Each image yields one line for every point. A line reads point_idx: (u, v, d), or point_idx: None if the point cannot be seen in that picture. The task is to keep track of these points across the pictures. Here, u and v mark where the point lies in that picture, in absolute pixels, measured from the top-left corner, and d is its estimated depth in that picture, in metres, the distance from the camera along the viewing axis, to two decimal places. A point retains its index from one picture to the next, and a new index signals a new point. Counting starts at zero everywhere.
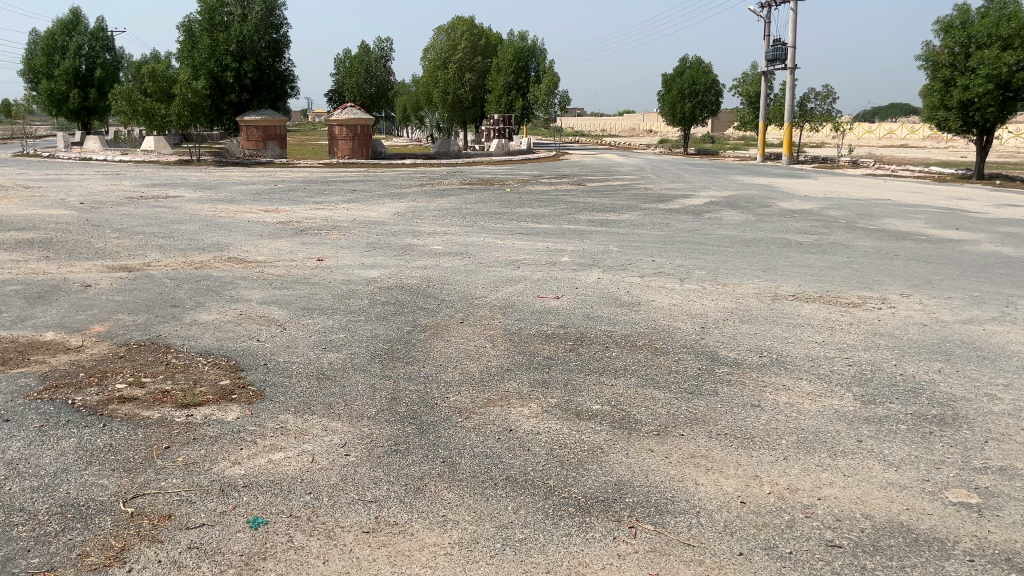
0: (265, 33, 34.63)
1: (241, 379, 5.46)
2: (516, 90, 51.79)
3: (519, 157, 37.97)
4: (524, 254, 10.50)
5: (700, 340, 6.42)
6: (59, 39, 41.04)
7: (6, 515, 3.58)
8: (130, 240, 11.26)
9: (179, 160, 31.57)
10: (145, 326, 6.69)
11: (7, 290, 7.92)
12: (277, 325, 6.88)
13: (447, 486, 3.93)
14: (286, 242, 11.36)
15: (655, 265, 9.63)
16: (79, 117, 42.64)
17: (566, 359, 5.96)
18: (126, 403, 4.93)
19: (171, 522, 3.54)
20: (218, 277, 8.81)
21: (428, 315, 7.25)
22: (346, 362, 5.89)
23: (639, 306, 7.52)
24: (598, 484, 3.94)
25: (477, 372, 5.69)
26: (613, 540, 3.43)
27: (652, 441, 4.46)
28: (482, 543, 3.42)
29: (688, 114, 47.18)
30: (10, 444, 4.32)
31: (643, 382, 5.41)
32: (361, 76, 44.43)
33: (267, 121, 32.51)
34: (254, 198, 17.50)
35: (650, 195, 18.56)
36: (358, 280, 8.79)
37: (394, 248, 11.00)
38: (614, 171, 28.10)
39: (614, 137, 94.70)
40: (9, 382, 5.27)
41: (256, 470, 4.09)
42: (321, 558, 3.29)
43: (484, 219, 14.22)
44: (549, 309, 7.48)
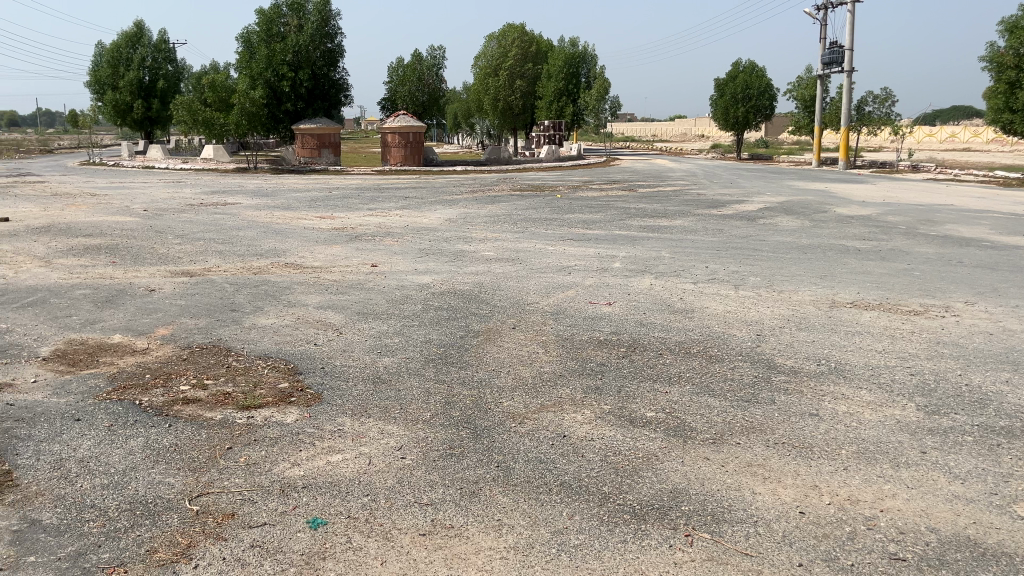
0: (321, 43, 35.32)
1: (299, 382, 5.57)
2: (567, 95, 51.71)
3: (570, 163, 37.92)
4: (575, 260, 10.51)
5: (755, 347, 6.35)
6: (124, 51, 42.49)
7: (78, 511, 3.71)
8: (191, 245, 11.59)
9: (237, 168, 32.34)
10: (207, 330, 6.88)
11: (78, 294, 8.22)
12: (334, 329, 7.01)
13: (502, 490, 3.96)
14: (341, 248, 11.55)
15: (708, 271, 9.54)
16: (143, 127, 43.94)
17: (619, 366, 5.94)
18: (190, 404, 5.08)
19: (234, 521, 3.63)
20: (276, 282, 9.02)
21: (482, 320, 7.32)
22: (401, 366, 5.97)
23: (692, 313, 7.46)
24: (653, 491, 3.93)
25: (529, 377, 5.71)
26: (669, 548, 3.41)
27: (708, 449, 4.42)
28: (537, 548, 3.43)
29: (741, 118, 46.60)
30: (81, 442, 4.49)
31: (698, 390, 5.36)
32: (413, 84, 44.96)
33: (322, 129, 33.14)
34: (310, 204, 17.87)
35: (702, 201, 18.39)
36: (412, 285, 8.90)
37: (446, 254, 11.09)
38: (666, 176, 27.88)
39: (664, 143, 93.89)
40: (80, 383, 5.48)
41: (315, 471, 4.18)
42: (378, 559, 3.34)
43: (534, 225, 14.26)
44: (601, 315, 7.47)
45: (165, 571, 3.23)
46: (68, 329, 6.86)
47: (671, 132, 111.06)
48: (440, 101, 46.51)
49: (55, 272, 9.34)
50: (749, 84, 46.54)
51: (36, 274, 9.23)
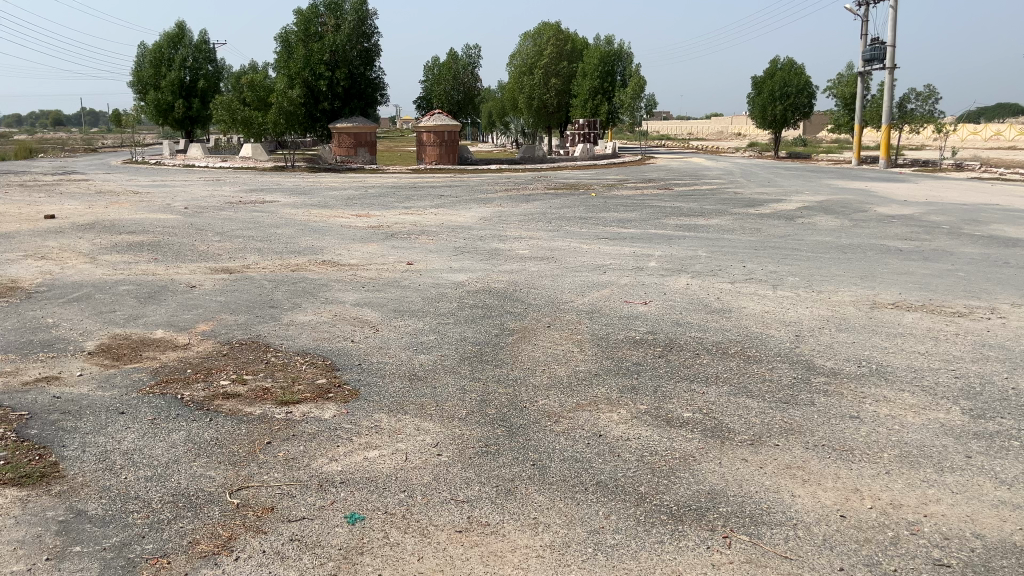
0: (357, 43, 35.62)
1: (336, 378, 5.63)
2: (602, 94, 51.48)
3: (605, 162, 37.77)
4: (610, 259, 10.48)
5: (794, 348, 6.26)
6: (166, 51, 43.26)
7: (122, 502, 3.79)
8: (231, 242, 11.77)
9: (275, 166, 32.75)
10: (246, 326, 6.98)
11: (121, 290, 8.39)
12: (371, 326, 7.07)
13: (538, 489, 3.96)
14: (377, 246, 11.63)
15: (746, 271, 9.45)
16: (184, 126, 44.65)
17: (655, 365, 5.91)
18: (230, 399, 5.15)
19: (274, 515, 3.68)
20: (313, 280, 9.11)
21: (516, 319, 7.32)
22: (436, 363, 6.00)
23: (730, 313, 7.38)
24: (690, 492, 3.90)
25: (565, 376, 5.71)
26: (706, 550, 3.38)
27: (747, 450, 4.37)
28: (574, 547, 3.42)
29: (779, 116, 46.02)
30: (125, 435, 4.58)
31: (736, 391, 5.31)
32: (449, 83, 45.16)
33: (359, 128, 33.42)
34: (346, 202, 18.04)
35: (739, 200, 18.20)
36: (447, 283, 8.93)
37: (481, 252, 11.12)
38: (702, 175, 27.62)
39: (700, 141, 93.12)
40: (124, 376, 5.59)
41: (353, 466, 4.21)
42: (415, 555, 3.36)
43: (569, 224, 14.23)
44: (636, 314, 7.43)
45: (207, 562, 3.29)
46: (112, 324, 7.00)
47: (707, 130, 110.09)
48: (475, 99, 46.62)
49: (101, 269, 9.55)
50: (787, 81, 45.96)
51: (82, 270, 9.45)
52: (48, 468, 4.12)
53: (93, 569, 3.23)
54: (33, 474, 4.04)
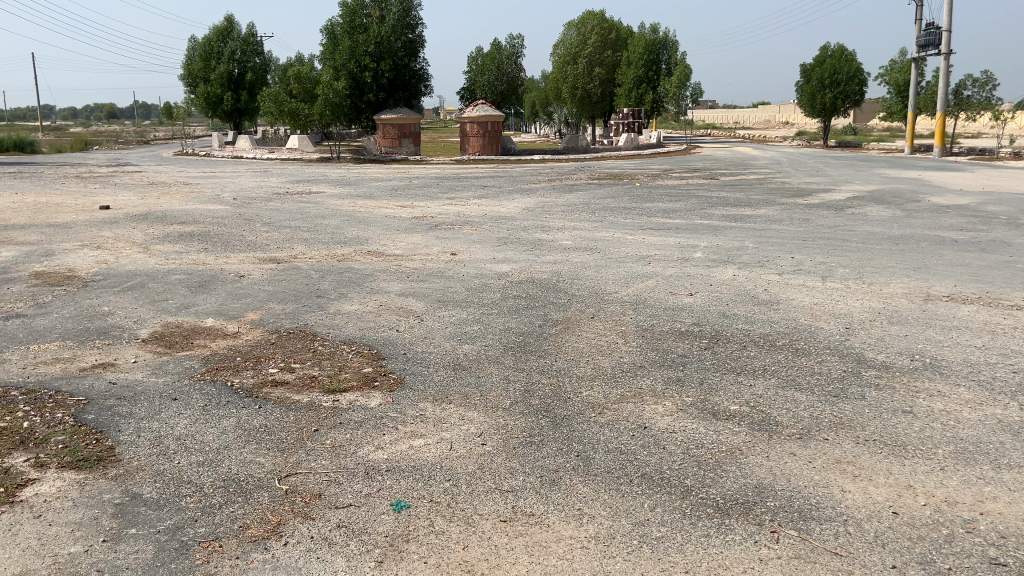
0: (402, 33, 35.74)
1: (382, 367, 5.68)
2: (646, 83, 50.92)
3: (649, 151, 37.40)
4: (655, 250, 10.38)
5: (845, 341, 6.14)
6: (215, 45, 43.91)
7: (176, 486, 3.89)
8: (278, 233, 11.95)
9: (320, 158, 33.13)
10: (294, 315, 7.08)
11: (172, 279, 8.57)
12: (415, 316, 7.12)
13: (582, 480, 3.95)
14: (421, 236, 11.71)
15: (794, 262, 9.29)
16: (232, 118, 45.34)
17: (702, 357, 5.85)
18: (278, 387, 5.24)
19: (321, 502, 3.74)
20: (359, 270, 9.19)
21: (560, 309, 7.31)
22: (480, 353, 6.01)
23: (778, 305, 7.26)
24: (737, 486, 3.85)
25: (609, 367, 5.67)
26: (754, 544, 3.34)
27: (795, 444, 4.30)
28: (618, 539, 3.41)
29: (829, 104, 45.03)
30: (178, 420, 4.69)
31: (784, 384, 5.23)
32: (492, 73, 45.15)
33: (403, 119, 33.63)
34: (391, 193, 18.17)
35: (787, 190, 17.89)
36: (491, 274, 8.94)
37: (525, 242, 11.11)
38: (749, 165, 27.19)
39: (746, 130, 91.76)
40: (177, 364, 5.72)
41: (399, 454, 4.25)
42: (460, 543, 3.38)
43: (613, 214, 14.12)
44: (682, 306, 7.35)
45: (257, 547, 3.35)
46: (165, 312, 7.17)
47: (755, 119, 108.30)
48: (519, 90, 46.52)
49: (153, 258, 9.77)
50: (837, 68, 44.93)
51: (135, 259, 9.68)
52: (105, 452, 4.24)
53: (148, 550, 3.32)
54: (90, 457, 4.16)
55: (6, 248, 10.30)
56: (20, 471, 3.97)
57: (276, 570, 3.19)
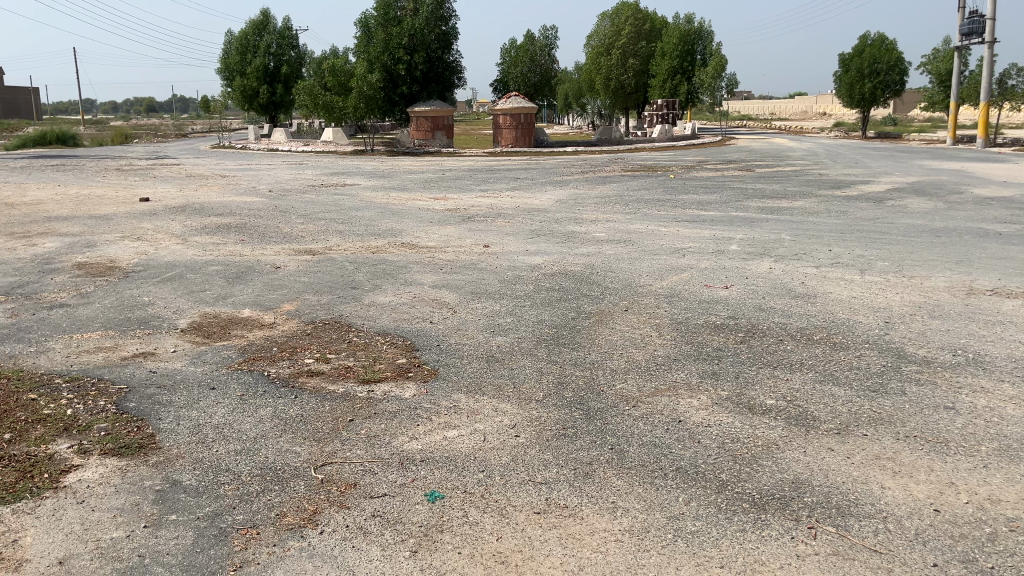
0: (435, 26, 35.76)
1: (416, 359, 5.71)
2: (681, 74, 50.43)
3: (683, 143, 37.06)
4: (690, 242, 10.29)
5: (884, 335, 6.03)
6: (251, 38, 44.39)
7: (214, 473, 3.95)
8: (313, 225, 12.06)
9: (355, 150, 33.35)
10: (329, 306, 7.15)
11: (210, 270, 8.70)
12: (448, 308, 7.14)
13: (616, 473, 3.93)
14: (454, 228, 11.73)
15: (832, 255, 9.15)
16: (268, 111, 45.77)
17: (737, 351, 5.79)
18: (314, 377, 5.30)
19: (356, 491, 3.77)
20: (392, 261, 9.26)
21: (593, 302, 7.28)
22: (514, 345, 6.01)
23: (815, 298, 7.15)
24: (774, 481, 3.81)
25: (643, 361, 5.63)
26: (791, 540, 3.30)
27: (834, 440, 4.24)
28: (653, 532, 3.39)
29: (868, 95, 44.22)
30: (217, 409, 4.76)
31: (822, 378, 5.16)
32: (525, 65, 45.04)
33: (436, 111, 33.71)
34: (425, 185, 18.23)
35: (825, 182, 17.63)
36: (523, 266, 8.93)
37: (557, 235, 11.08)
38: (786, 156, 26.84)
39: (783, 121, 90.60)
40: (214, 353, 5.81)
41: (432, 445, 4.27)
42: (494, 535, 3.38)
43: (647, 206, 14.03)
44: (717, 299, 7.28)
45: (294, 535, 3.39)
46: (203, 303, 7.28)
47: (792, 110, 106.72)
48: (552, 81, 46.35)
49: (191, 249, 9.93)
50: (876, 57, 44.07)
51: (174, 250, 9.84)
52: (146, 440, 4.31)
53: (188, 536, 3.38)
54: (132, 445, 4.25)
55: (51, 239, 10.55)
56: (65, 457, 4.06)
57: (312, 557, 3.22)
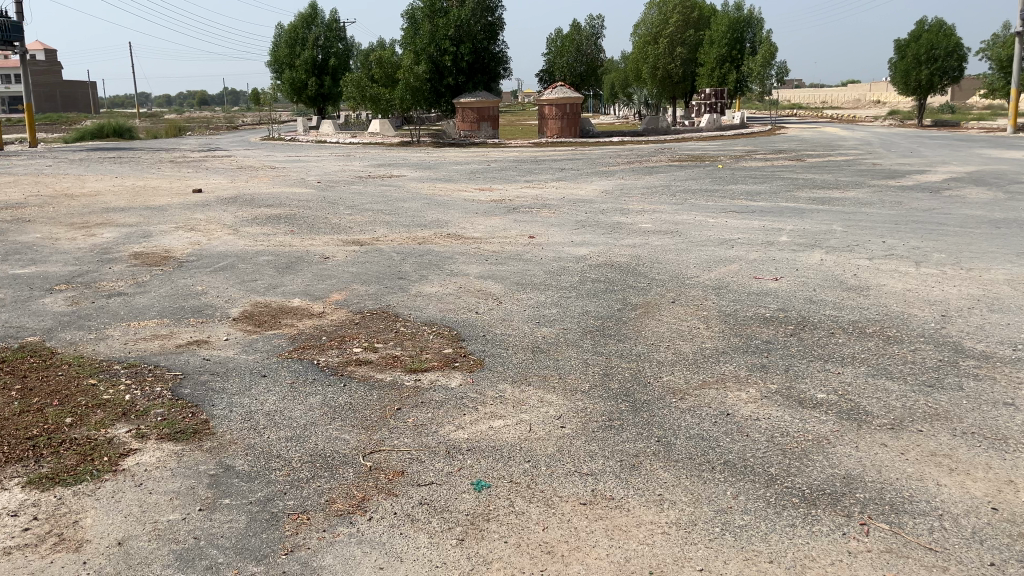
0: (481, 17, 35.69)
1: (462, 349, 5.74)
2: (730, 62, 49.64)
3: (732, 133, 36.49)
4: (738, 233, 10.15)
5: (941, 329, 5.87)
6: (301, 31, 44.96)
7: (266, 459, 4.03)
8: (361, 216, 12.19)
9: (401, 142, 33.60)
10: (377, 296, 7.22)
11: (262, 260, 8.86)
12: (494, 298, 7.17)
13: (663, 465, 3.91)
14: (500, 219, 11.75)
15: (886, 246, 8.94)
16: (316, 103, 46.38)
17: (787, 344, 5.70)
18: (362, 366, 5.37)
19: (404, 479, 3.81)
20: (439, 252, 9.31)
21: (639, 293, 7.22)
22: (559, 336, 6.02)
23: (868, 291, 6.99)
24: (824, 476, 3.75)
25: (691, 353, 5.58)
26: (843, 536, 3.25)
27: (887, 435, 4.15)
28: (700, 525, 3.37)
29: (924, 82, 43.09)
30: (268, 396, 4.85)
31: (875, 372, 5.05)
32: (571, 55, 44.82)
33: (482, 102, 33.74)
34: (470, 176, 18.29)
35: (879, 172, 17.23)
36: (569, 257, 8.91)
37: (603, 226, 11.02)
38: (838, 145, 26.28)
39: (836, 110, 88.75)
40: (266, 342, 5.92)
41: (479, 435, 4.30)
42: (540, 525, 3.39)
43: (694, 197, 13.85)
44: (767, 290, 7.17)
45: (343, 521, 3.44)
46: (254, 292, 7.42)
47: (844, 98, 104.34)
48: (598, 71, 46.02)
49: (242, 240, 10.13)
50: (934, 44, 42.78)
51: (226, 241, 10.05)
52: (200, 425, 4.42)
53: (240, 520, 3.45)
54: (187, 430, 4.36)
55: (109, 229, 10.85)
56: (123, 441, 4.18)
57: (361, 543, 3.27)
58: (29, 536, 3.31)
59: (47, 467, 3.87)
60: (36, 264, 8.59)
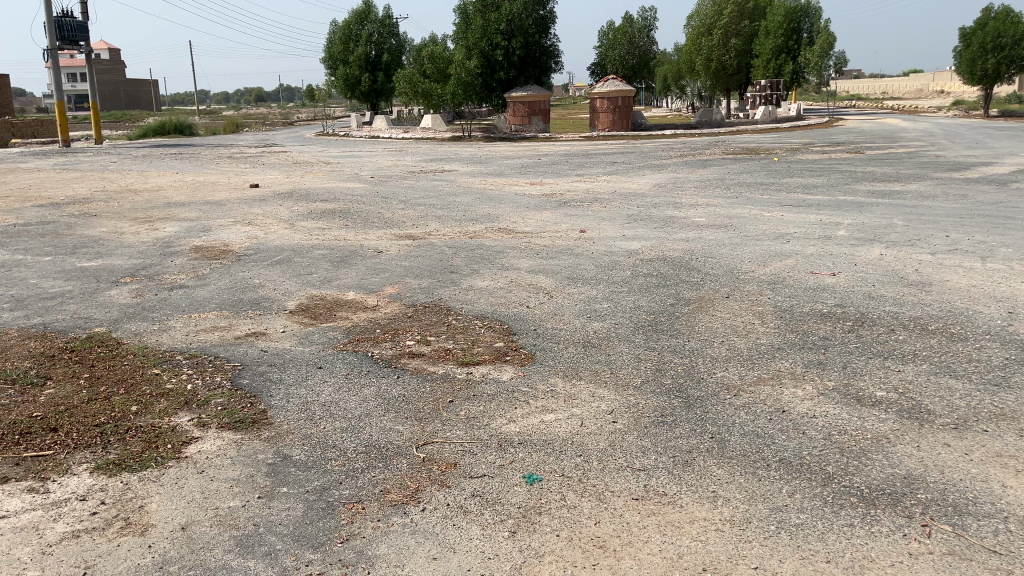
0: (534, 11, 35.56)
1: (513, 342, 5.76)
2: (786, 53, 48.64)
3: (789, 125, 35.72)
4: (795, 228, 9.94)
5: (1007, 326, 5.69)
6: (354, 28, 45.48)
7: (322, 450, 4.10)
8: (414, 210, 12.29)
9: (453, 137, 33.76)
10: (429, 290, 7.28)
11: (317, 254, 9.00)
12: (545, 293, 7.16)
13: (716, 462, 3.87)
14: (551, 214, 11.73)
15: (949, 241, 8.68)
16: (369, 99, 46.83)
17: (845, 340, 5.58)
18: (415, 358, 5.43)
19: (457, 470, 3.85)
20: (490, 246, 9.33)
21: (693, 288, 7.14)
22: (611, 331, 5.99)
23: (931, 287, 6.79)
24: (883, 475, 3.67)
25: (745, 349, 5.51)
26: (903, 538, 3.18)
27: (950, 435, 4.04)
28: (755, 523, 3.33)
29: (991, 71, 41.60)
30: (324, 387, 4.95)
31: (938, 370, 4.92)
32: (623, 47, 44.40)
33: (533, 96, 33.68)
34: (521, 171, 18.30)
35: (941, 164, 16.74)
36: (621, 252, 8.84)
37: (655, 220, 10.90)
38: (899, 138, 25.59)
39: (896, 100, 86.29)
40: (321, 334, 6.03)
41: (530, 428, 4.32)
42: (593, 519, 3.39)
43: (749, 190, 13.59)
44: (825, 286, 7.02)
45: (397, 511, 3.49)
46: (310, 285, 7.56)
47: (906, 88, 101.33)
48: (651, 63, 45.55)
49: (298, 234, 10.30)
50: (1001, 31, 41.18)
51: (282, 235, 10.23)
52: (259, 415, 4.53)
53: (298, 508, 3.53)
54: (246, 420, 4.46)
55: (170, 224, 11.15)
56: (185, 429, 4.31)
57: (415, 533, 3.31)
58: (97, 520, 3.43)
59: (113, 454, 4.01)
60: (103, 257, 8.87)
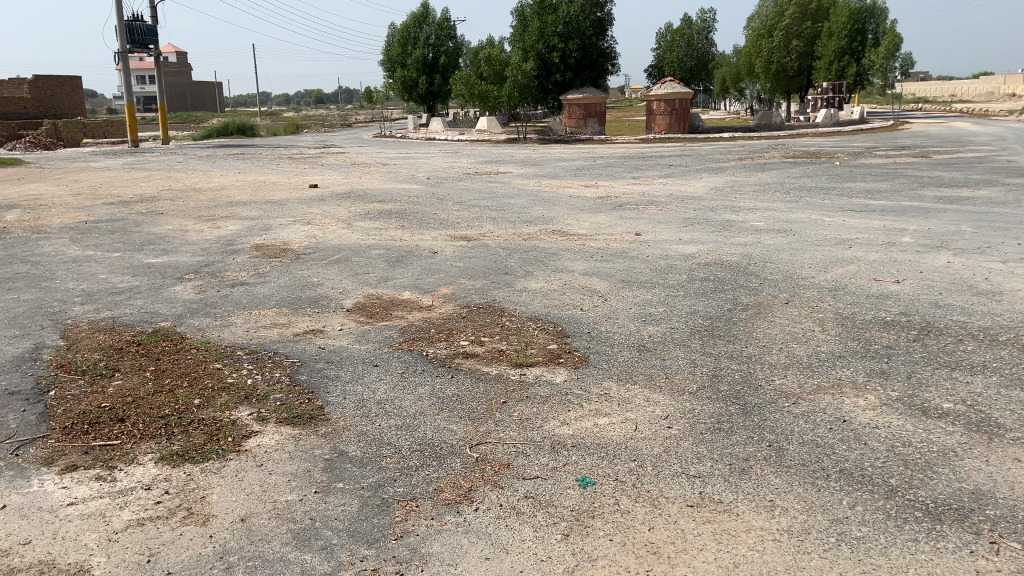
0: (591, 12, 35.42)
1: (567, 345, 5.74)
2: (850, 54, 47.15)
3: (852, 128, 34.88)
4: (857, 233, 9.71)
5: None
6: (412, 30, 46.02)
7: (378, 447, 4.15)
8: (468, 212, 12.34)
9: (507, 139, 33.83)
10: (484, 291, 7.31)
11: (374, 253, 9.13)
12: (599, 295, 7.14)
13: (774, 471, 3.79)
14: (606, 216, 11.69)
15: (1021, 249, 8.36)
16: (426, 101, 47.33)
17: (909, 349, 5.42)
18: (469, 358, 5.46)
19: (510, 471, 3.85)
20: (545, 248, 9.34)
21: (750, 293, 7.04)
22: (666, 335, 5.93)
23: (1001, 296, 6.57)
24: (949, 490, 3.55)
25: (805, 356, 5.39)
26: (970, 554, 3.07)
27: (1021, 450, 3.89)
28: (814, 534, 3.25)
29: None
30: (379, 385, 5.01)
31: (1008, 382, 4.74)
32: (682, 49, 43.89)
33: (589, 98, 33.56)
34: (576, 173, 18.30)
35: (1013, 169, 16.17)
36: (676, 255, 8.77)
37: (712, 223, 10.81)
38: (968, 141, 24.79)
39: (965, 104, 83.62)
40: (377, 332, 6.11)
41: (583, 431, 4.30)
42: (647, 524, 3.36)
43: (810, 195, 13.33)
44: (887, 293, 6.84)
45: (450, 510, 3.51)
46: (367, 284, 7.67)
47: (976, 91, 98.04)
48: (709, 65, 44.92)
49: (356, 234, 10.46)
50: None
51: (340, 235, 10.39)
52: (316, 411, 4.60)
53: (353, 504, 3.57)
54: (303, 415, 4.54)
55: (233, 222, 11.42)
56: (245, 423, 4.41)
57: (467, 533, 3.32)
58: (161, 509, 3.53)
59: (177, 445, 4.12)
60: (168, 254, 9.12)
